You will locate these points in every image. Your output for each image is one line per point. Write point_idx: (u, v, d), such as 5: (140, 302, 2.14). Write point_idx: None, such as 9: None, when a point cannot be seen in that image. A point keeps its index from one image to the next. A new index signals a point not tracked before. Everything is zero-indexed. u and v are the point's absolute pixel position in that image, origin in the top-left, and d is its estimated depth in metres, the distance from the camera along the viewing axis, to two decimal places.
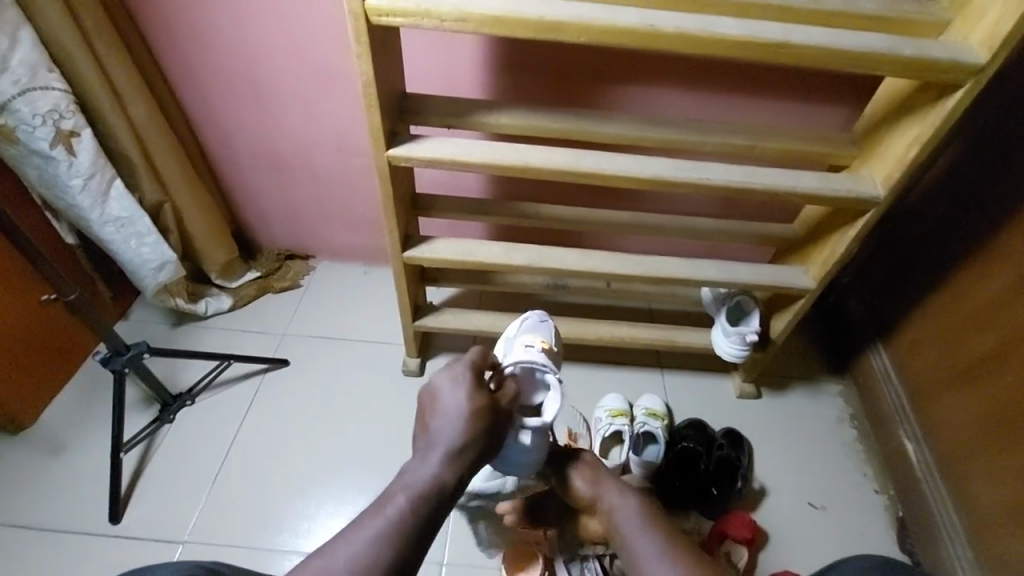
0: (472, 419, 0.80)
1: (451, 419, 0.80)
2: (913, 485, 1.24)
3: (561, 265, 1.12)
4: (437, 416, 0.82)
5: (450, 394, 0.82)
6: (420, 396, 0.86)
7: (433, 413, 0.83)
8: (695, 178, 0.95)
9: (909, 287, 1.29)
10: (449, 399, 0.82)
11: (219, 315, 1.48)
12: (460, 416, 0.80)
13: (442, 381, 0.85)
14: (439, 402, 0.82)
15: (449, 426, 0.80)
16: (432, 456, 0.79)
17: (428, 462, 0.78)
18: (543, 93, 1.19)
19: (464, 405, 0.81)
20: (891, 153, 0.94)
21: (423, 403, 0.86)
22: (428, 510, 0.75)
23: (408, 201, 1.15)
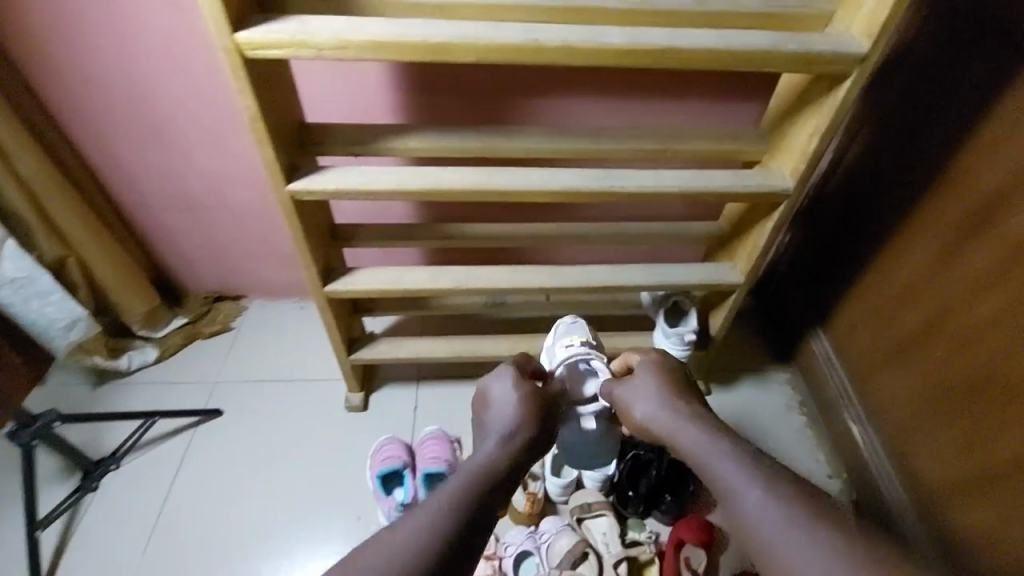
0: (524, 403, 0.84)
1: (504, 410, 0.83)
2: (863, 466, 1.26)
3: (491, 284, 1.09)
4: (493, 413, 0.85)
5: (500, 388, 0.88)
6: (472, 403, 0.92)
7: (490, 412, 0.86)
8: (608, 187, 0.94)
9: (839, 270, 1.31)
10: (500, 392, 0.87)
11: (144, 369, 1.41)
12: (511, 404, 0.84)
13: (490, 380, 0.91)
14: (494, 400, 0.87)
15: (505, 415, 0.83)
16: (488, 444, 0.79)
17: (483, 450, 0.78)
18: (459, 112, 1.17)
19: (516, 394, 0.86)
20: (796, 145, 0.95)
21: (475, 408, 0.91)
22: (486, 488, 0.70)
23: (325, 233, 1.10)
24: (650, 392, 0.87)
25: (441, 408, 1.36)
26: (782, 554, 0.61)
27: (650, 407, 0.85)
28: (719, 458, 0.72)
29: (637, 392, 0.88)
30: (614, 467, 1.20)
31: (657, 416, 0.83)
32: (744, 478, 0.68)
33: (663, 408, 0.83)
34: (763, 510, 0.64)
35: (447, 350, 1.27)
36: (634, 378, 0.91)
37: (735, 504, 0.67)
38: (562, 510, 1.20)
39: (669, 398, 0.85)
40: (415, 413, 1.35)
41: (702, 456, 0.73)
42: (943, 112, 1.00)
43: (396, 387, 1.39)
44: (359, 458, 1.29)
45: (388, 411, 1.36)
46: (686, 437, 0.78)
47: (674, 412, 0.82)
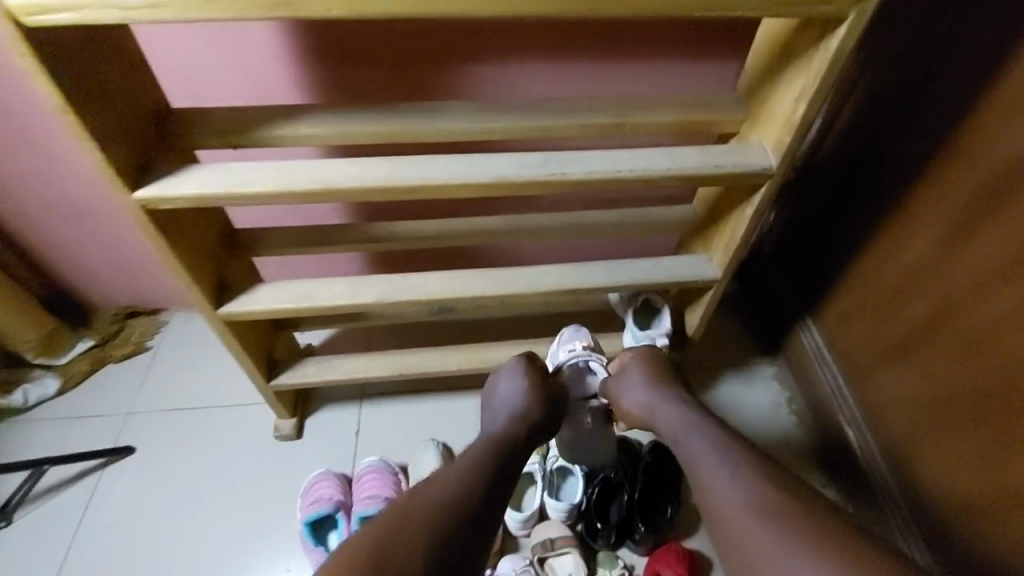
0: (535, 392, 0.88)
1: (512, 400, 0.88)
2: (860, 474, 1.12)
3: (423, 296, 0.91)
4: (498, 403, 0.90)
5: (510, 374, 0.93)
6: (483, 389, 0.95)
7: (495, 402, 0.91)
8: (550, 175, 0.75)
9: (830, 252, 1.14)
10: (511, 378, 0.92)
11: (46, 403, 1.23)
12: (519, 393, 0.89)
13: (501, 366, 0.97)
14: (498, 390, 0.91)
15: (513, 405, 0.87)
16: (500, 425, 0.84)
17: (495, 431, 0.83)
18: (378, 88, 0.96)
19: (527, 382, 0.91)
20: (782, 111, 0.76)
21: (487, 396, 0.93)
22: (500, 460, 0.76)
23: (218, 243, 0.91)
24: (641, 381, 0.92)
25: (387, 431, 1.19)
26: (728, 520, 0.69)
27: (640, 396, 0.90)
28: (695, 440, 0.78)
29: (627, 382, 0.94)
30: (581, 494, 1.06)
31: (647, 405, 0.89)
32: (711, 457, 0.74)
33: (653, 397, 0.89)
34: (722, 484, 0.71)
35: (386, 369, 1.10)
36: (624, 369, 0.95)
37: (698, 478, 0.74)
38: (524, 544, 1.06)
39: (660, 386, 0.90)
40: (356, 437, 1.18)
41: (681, 440, 0.80)
42: (953, 65, 0.82)
43: (336, 408, 1.22)
44: (290, 497, 1.13)
45: (326, 438, 1.19)
46: (669, 418, 0.84)
47: (662, 400, 0.87)
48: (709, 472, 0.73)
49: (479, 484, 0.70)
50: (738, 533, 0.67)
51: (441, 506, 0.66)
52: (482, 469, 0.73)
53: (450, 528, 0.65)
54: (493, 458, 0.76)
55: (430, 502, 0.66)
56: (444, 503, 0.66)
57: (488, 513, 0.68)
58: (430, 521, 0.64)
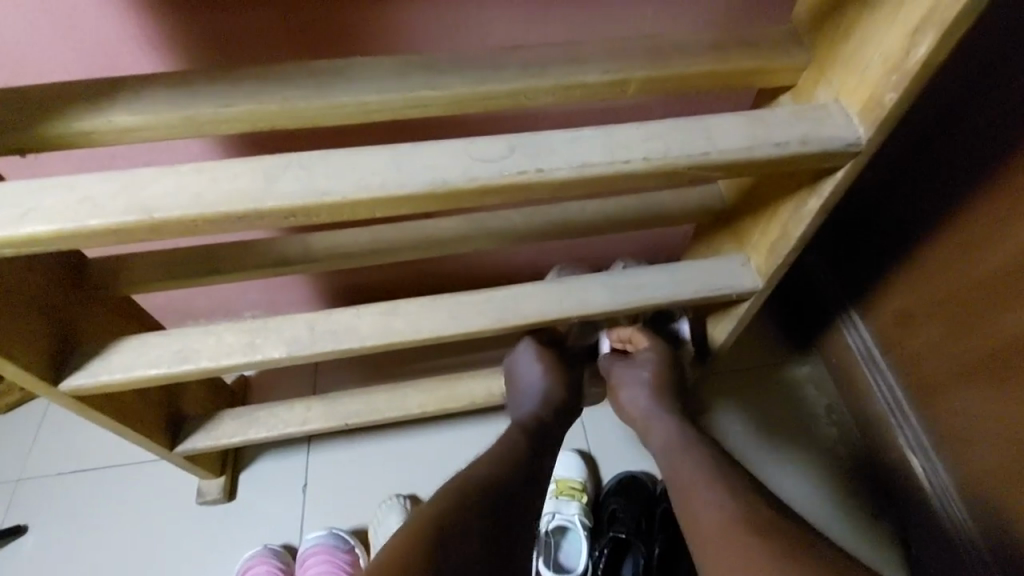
0: (549, 383, 0.77)
1: (535, 385, 0.78)
2: (926, 508, 0.90)
3: (355, 343, 0.66)
4: (520, 389, 0.78)
5: (525, 366, 0.80)
6: (503, 375, 0.84)
7: (517, 390, 0.79)
8: (513, 176, 0.48)
9: (887, 232, 0.87)
10: (526, 371, 0.80)
11: None
12: (542, 374, 0.78)
13: (514, 355, 0.83)
14: (518, 377, 0.80)
15: (539, 391, 0.77)
16: (524, 413, 0.74)
17: (519, 420, 0.73)
18: (273, 48, 0.67)
19: (542, 373, 0.78)
20: (882, 54, 0.49)
21: (506, 382, 0.82)
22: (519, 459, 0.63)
23: (48, 287, 0.64)
24: (643, 377, 0.78)
25: (344, 482, 0.96)
26: (716, 552, 0.54)
27: (641, 402, 0.77)
28: (688, 459, 0.65)
29: (630, 376, 0.79)
30: (584, 559, 0.85)
31: (645, 414, 0.76)
32: (702, 479, 0.61)
33: (654, 407, 0.76)
34: (718, 503, 0.58)
35: (329, 421, 0.85)
36: (633, 362, 0.80)
37: (687, 502, 0.60)
38: None
39: (663, 394, 0.76)
40: (304, 494, 0.95)
41: (672, 458, 0.67)
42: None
43: (279, 456, 0.98)
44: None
45: (266, 497, 0.96)
46: (666, 432, 0.72)
47: (662, 414, 0.75)
48: (698, 493, 0.60)
49: (507, 471, 0.61)
50: (727, 566, 0.53)
51: (472, 495, 0.56)
52: (509, 455, 0.63)
53: (488, 521, 0.54)
54: (511, 453, 0.64)
55: (457, 494, 0.56)
56: (477, 497, 0.56)
57: (523, 504, 0.59)
58: (465, 513, 0.54)
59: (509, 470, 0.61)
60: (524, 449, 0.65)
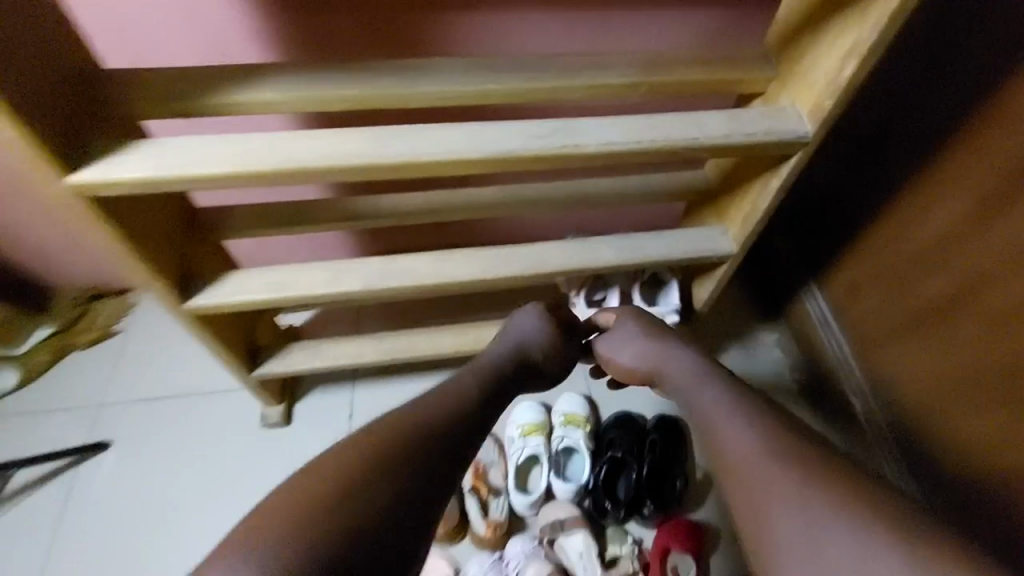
0: (530, 343, 0.82)
1: (523, 336, 0.83)
2: (864, 440, 1.09)
3: (416, 281, 0.83)
4: (506, 334, 0.84)
5: (524, 318, 0.86)
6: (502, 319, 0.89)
7: (503, 334, 0.85)
8: (558, 148, 0.65)
9: (843, 216, 1.06)
10: (521, 322, 0.85)
11: (9, 396, 1.14)
12: (535, 331, 0.84)
13: (521, 307, 0.88)
14: (512, 325, 0.86)
15: (525, 343, 0.82)
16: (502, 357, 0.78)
17: (494, 363, 0.77)
18: (355, 45, 0.83)
19: (534, 329, 0.84)
20: (823, 72, 0.68)
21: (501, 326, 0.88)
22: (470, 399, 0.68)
23: (177, 228, 0.80)
24: (641, 331, 0.85)
25: (386, 413, 1.14)
26: (745, 475, 0.59)
27: (641, 350, 0.83)
28: (706, 391, 0.70)
29: (626, 333, 0.86)
30: (588, 473, 1.04)
31: (649, 354, 0.81)
32: (723, 410, 0.65)
33: (658, 347, 0.81)
34: (741, 434, 0.62)
35: (378, 354, 1.02)
36: (621, 323, 0.88)
37: (712, 433, 0.65)
38: (531, 522, 1.03)
39: (661, 336, 0.83)
40: (350, 422, 1.13)
41: (693, 388, 0.72)
42: (968, 47, 0.76)
43: (328, 391, 1.16)
44: None
45: (316, 425, 1.12)
46: (674, 367, 0.77)
47: (667, 352, 0.80)
48: (723, 425, 0.64)
49: (447, 428, 0.62)
50: (756, 491, 0.58)
51: (390, 459, 0.56)
52: (464, 405, 0.67)
53: (415, 469, 0.57)
54: (465, 393, 0.69)
55: (385, 444, 0.57)
56: (409, 446, 0.58)
57: (461, 457, 0.62)
58: (395, 458, 0.56)
59: (452, 422, 0.63)
60: (483, 393, 0.70)
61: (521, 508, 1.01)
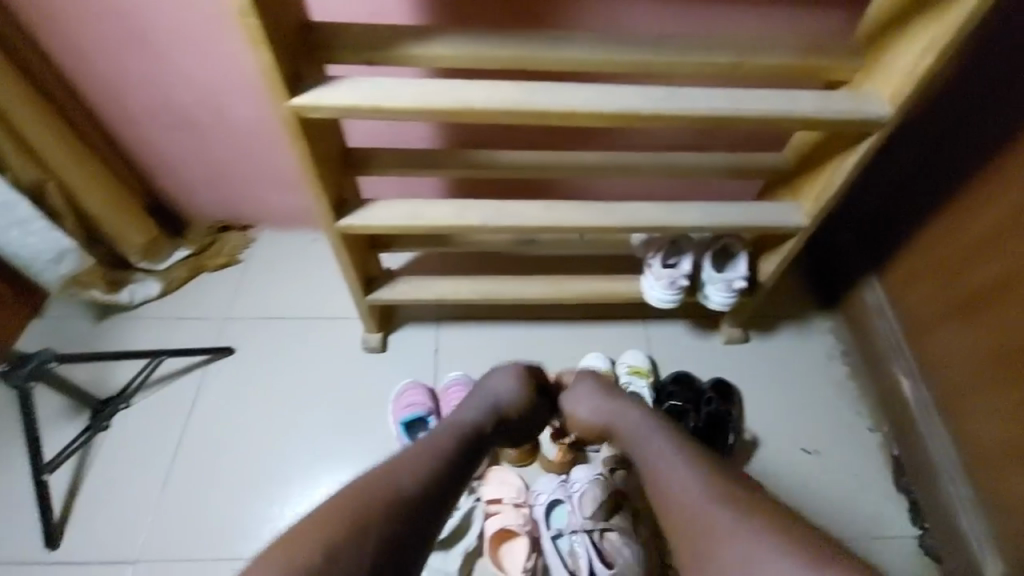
0: (502, 404, 0.91)
1: (503, 397, 0.91)
2: (908, 421, 1.17)
3: (525, 222, 0.97)
4: (481, 393, 0.92)
5: (499, 380, 0.94)
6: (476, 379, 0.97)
7: (478, 392, 0.93)
8: (674, 109, 0.78)
9: (906, 211, 1.16)
10: (497, 383, 0.93)
11: (147, 304, 1.32)
12: (515, 394, 0.93)
13: (495, 369, 0.97)
14: (488, 384, 0.94)
15: (500, 405, 0.90)
16: (483, 418, 0.87)
17: (476, 423, 0.86)
18: (492, 18, 0.99)
19: (507, 390, 0.92)
20: (902, 65, 0.81)
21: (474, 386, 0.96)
22: (449, 458, 0.76)
23: (337, 159, 0.96)
24: (599, 391, 0.95)
25: (468, 350, 1.29)
26: (698, 506, 0.67)
27: (597, 406, 0.93)
28: (654, 440, 0.79)
29: (584, 395, 0.96)
30: None
31: (606, 410, 0.91)
32: (669, 454, 0.75)
33: (613, 404, 0.91)
34: (682, 472, 0.72)
35: (475, 292, 1.18)
36: (582, 386, 0.97)
37: (658, 473, 0.74)
38: (593, 458, 1.16)
39: (614, 396, 0.92)
40: (436, 355, 1.28)
41: (643, 436, 0.81)
42: None
43: (419, 326, 1.31)
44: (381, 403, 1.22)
45: (407, 354, 1.28)
46: (627, 424, 0.86)
47: (619, 410, 0.89)
48: (667, 464, 0.74)
49: (425, 492, 0.69)
50: (689, 521, 0.66)
51: (379, 517, 0.63)
52: (439, 470, 0.73)
53: (399, 530, 0.64)
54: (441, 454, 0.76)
55: (378, 503, 0.65)
56: (396, 507, 0.65)
57: (436, 516, 0.69)
58: (384, 518, 0.64)
59: (430, 484, 0.71)
60: (455, 456, 0.77)
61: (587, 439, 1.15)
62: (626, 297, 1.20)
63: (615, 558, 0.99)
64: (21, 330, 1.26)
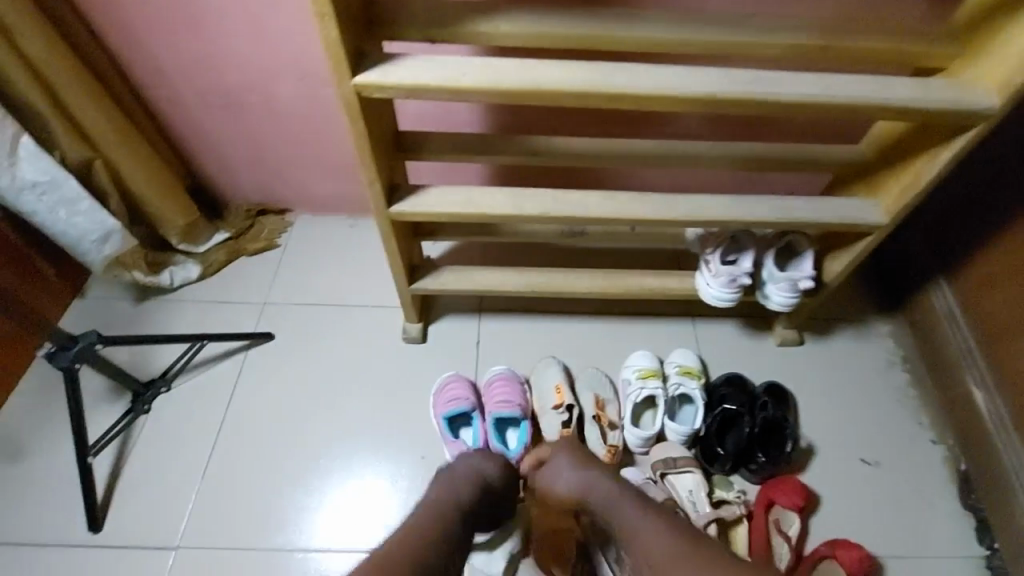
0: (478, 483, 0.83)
1: (477, 469, 0.86)
2: (980, 434, 1.10)
3: (585, 213, 0.92)
4: (453, 474, 0.83)
5: (469, 460, 0.87)
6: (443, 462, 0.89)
7: (449, 470, 0.85)
8: (761, 94, 0.72)
9: (986, 212, 1.08)
10: (465, 463, 0.86)
11: (187, 286, 1.30)
12: (488, 464, 0.88)
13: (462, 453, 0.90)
14: (458, 464, 0.86)
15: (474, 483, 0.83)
16: (465, 482, 0.82)
17: (456, 488, 0.81)
18: None
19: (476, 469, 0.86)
20: (1015, 51, 0.73)
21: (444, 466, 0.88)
22: (432, 546, 0.67)
23: (390, 142, 0.93)
24: (571, 460, 0.86)
25: (510, 343, 1.25)
26: None
27: (570, 478, 0.84)
28: (627, 509, 0.74)
29: (555, 468, 0.86)
30: (701, 421, 1.10)
31: (582, 483, 0.82)
32: (645, 524, 0.70)
33: (586, 474, 0.83)
34: (660, 540, 0.67)
35: (519, 284, 1.13)
36: (553, 456, 0.88)
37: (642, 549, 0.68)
38: (641, 461, 1.12)
39: (586, 463, 0.84)
40: (477, 347, 1.24)
41: (620, 509, 0.75)
42: None
43: (459, 317, 1.28)
44: (421, 395, 1.19)
45: (448, 345, 1.24)
46: (599, 494, 0.79)
47: (591, 480, 0.81)
48: (648, 534, 0.69)
49: None
50: None
51: None
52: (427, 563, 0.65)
53: None
54: (421, 543, 0.67)
55: None
56: None
57: None
58: None
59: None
60: (440, 544, 0.68)
61: (633, 441, 1.10)
62: (679, 293, 1.14)
63: None
64: (63, 310, 1.25)
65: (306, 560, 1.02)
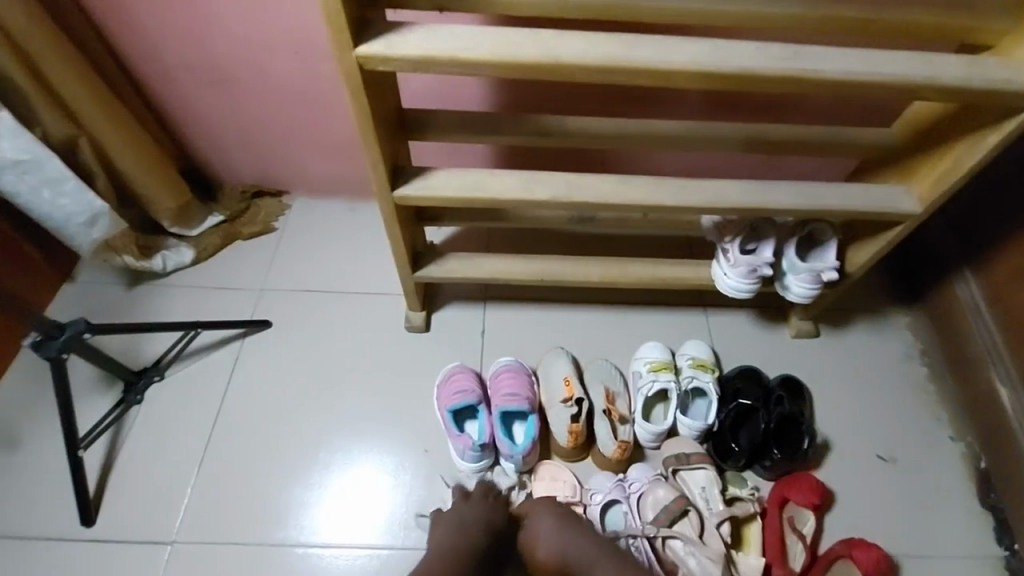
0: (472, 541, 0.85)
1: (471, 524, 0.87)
2: (1004, 429, 1.07)
3: (600, 197, 0.86)
4: (445, 532, 0.85)
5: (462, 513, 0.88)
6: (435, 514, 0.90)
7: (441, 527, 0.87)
8: (797, 71, 0.66)
9: (1018, 201, 1.03)
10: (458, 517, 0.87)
11: (181, 271, 1.25)
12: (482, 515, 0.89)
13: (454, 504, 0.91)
14: (451, 519, 0.88)
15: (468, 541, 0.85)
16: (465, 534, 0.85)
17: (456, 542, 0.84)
18: None
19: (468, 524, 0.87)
20: None
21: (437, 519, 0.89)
22: None
23: (393, 120, 0.87)
24: (557, 518, 0.87)
25: (515, 332, 1.20)
26: None
27: (554, 535, 0.85)
28: None
29: (537, 525, 0.87)
30: (715, 415, 1.06)
31: (564, 547, 0.83)
32: None
33: (568, 537, 0.84)
34: None
35: (526, 272, 1.08)
36: (536, 514, 0.88)
37: None
38: (651, 456, 1.08)
39: (569, 526, 0.86)
40: (482, 337, 1.20)
41: None
42: None
43: (463, 305, 1.23)
44: (425, 386, 1.15)
45: (451, 334, 1.20)
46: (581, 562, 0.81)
47: (573, 544, 0.83)
48: None
49: None
50: None
51: None
52: None
53: None
54: None
55: None
56: None
57: None
58: None
59: None
60: None
61: (644, 436, 1.06)
62: (694, 282, 1.09)
63: (677, 566, 0.93)
64: (52, 296, 1.20)
65: (306, 555, 0.99)
